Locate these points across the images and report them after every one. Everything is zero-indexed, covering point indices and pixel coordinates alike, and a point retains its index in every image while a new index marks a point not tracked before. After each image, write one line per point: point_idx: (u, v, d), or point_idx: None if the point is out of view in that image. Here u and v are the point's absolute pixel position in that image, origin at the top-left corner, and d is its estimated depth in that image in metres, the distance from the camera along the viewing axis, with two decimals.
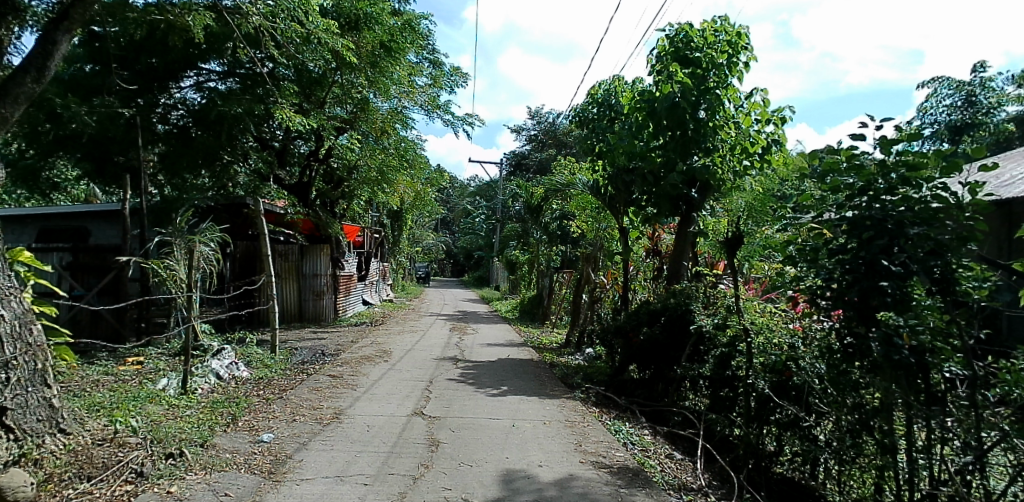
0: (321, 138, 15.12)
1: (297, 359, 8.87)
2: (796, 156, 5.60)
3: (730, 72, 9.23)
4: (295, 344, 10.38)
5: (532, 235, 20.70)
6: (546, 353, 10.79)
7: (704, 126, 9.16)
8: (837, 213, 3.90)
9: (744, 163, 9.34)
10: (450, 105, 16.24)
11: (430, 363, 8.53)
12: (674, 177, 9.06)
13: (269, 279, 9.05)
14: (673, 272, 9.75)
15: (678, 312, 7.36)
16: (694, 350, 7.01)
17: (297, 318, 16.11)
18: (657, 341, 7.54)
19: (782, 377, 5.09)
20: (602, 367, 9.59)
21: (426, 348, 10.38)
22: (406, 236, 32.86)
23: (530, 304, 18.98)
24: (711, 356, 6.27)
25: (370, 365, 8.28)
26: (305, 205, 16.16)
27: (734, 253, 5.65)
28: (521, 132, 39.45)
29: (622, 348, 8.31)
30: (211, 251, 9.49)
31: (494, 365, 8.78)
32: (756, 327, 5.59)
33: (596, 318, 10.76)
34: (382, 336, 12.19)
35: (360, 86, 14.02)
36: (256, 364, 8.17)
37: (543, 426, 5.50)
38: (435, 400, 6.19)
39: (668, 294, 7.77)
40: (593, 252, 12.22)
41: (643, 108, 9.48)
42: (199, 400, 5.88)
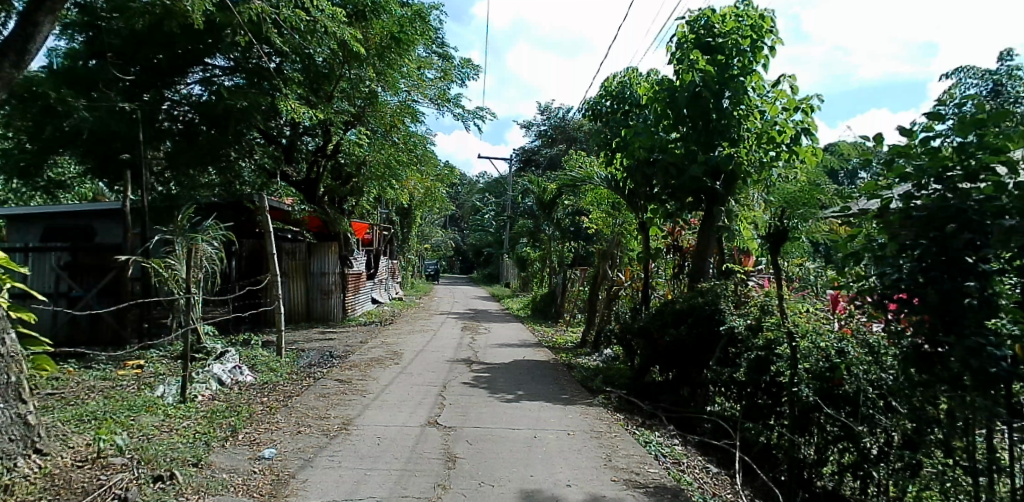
0: (329, 133, 14.78)
1: (304, 361, 8.50)
2: (840, 143, 5.17)
3: (755, 58, 8.77)
4: (302, 346, 10.01)
5: (544, 232, 20.25)
6: (562, 354, 10.37)
7: (727, 116, 8.70)
8: (905, 203, 3.47)
9: (772, 153, 8.83)
10: (460, 99, 15.83)
11: (443, 366, 8.15)
12: (697, 169, 8.62)
13: (274, 278, 8.67)
14: (696, 269, 9.30)
15: (704, 311, 6.93)
16: (725, 352, 6.58)
17: (305, 318, 15.68)
18: (682, 343, 7.12)
19: (830, 385, 4.65)
20: (622, 368, 9.17)
21: (438, 349, 9.99)
22: (414, 233, 32.52)
23: (543, 302, 18.54)
24: (745, 360, 5.84)
25: (380, 368, 7.90)
26: (313, 202, 15.83)
27: (779, 252, 4.96)
28: (530, 127, 38.94)
29: (645, 350, 7.88)
30: (214, 249, 9.13)
31: (510, 367, 8.38)
32: (799, 330, 5.14)
33: (614, 317, 10.31)
34: (392, 336, 11.81)
35: (368, 79, 13.67)
36: (261, 367, 7.81)
37: (568, 437, 5.09)
38: (450, 408, 5.79)
39: (693, 293, 7.34)
40: (610, 248, 11.79)
41: (662, 98, 9.06)
42: (198, 409, 5.51)
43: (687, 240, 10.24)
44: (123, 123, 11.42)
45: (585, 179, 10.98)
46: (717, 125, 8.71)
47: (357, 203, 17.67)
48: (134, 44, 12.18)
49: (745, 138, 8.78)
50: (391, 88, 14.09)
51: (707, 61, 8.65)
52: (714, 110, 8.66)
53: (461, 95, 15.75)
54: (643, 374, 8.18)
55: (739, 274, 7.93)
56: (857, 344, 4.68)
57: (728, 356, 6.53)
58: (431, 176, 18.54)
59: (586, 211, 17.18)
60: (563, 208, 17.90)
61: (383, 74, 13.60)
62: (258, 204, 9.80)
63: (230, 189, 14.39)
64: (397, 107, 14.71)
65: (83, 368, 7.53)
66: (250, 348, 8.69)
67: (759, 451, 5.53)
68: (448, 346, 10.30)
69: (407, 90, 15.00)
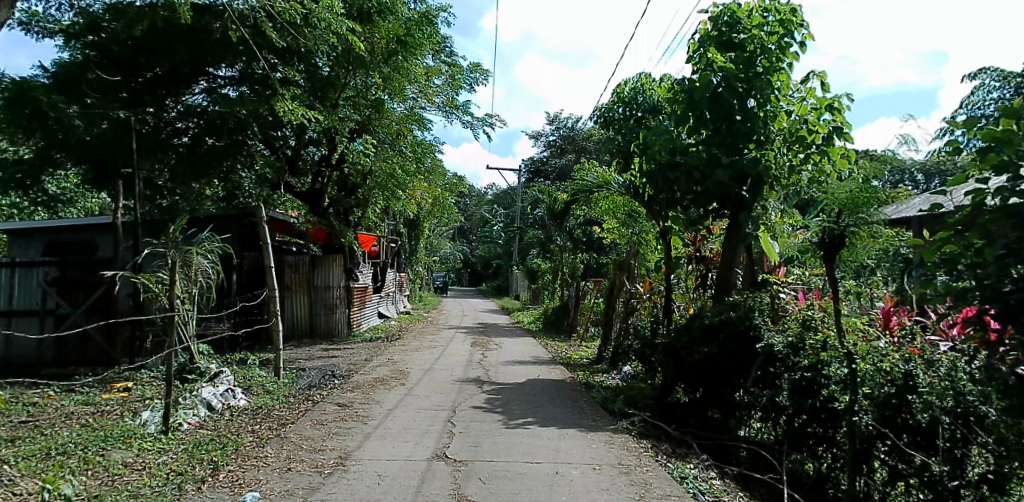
0: (334, 142, 14.36)
1: (303, 383, 7.94)
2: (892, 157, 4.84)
3: (783, 55, 8.26)
4: (302, 365, 9.45)
5: (555, 242, 19.70)
6: (578, 371, 9.77)
7: (752, 116, 8.15)
8: (1001, 201, 3.02)
9: (801, 156, 8.21)
10: (469, 106, 15.38)
11: (452, 386, 7.59)
12: (723, 174, 8.04)
13: (272, 293, 8.14)
14: (723, 282, 8.65)
15: (737, 328, 6.27)
16: (763, 372, 5.93)
17: (308, 334, 15.05)
18: (715, 362, 6.43)
19: (896, 413, 4.03)
20: (644, 388, 8.56)
21: (446, 367, 9.40)
22: (423, 246, 32.07)
23: (554, 315, 17.94)
24: (788, 382, 5.23)
25: (384, 390, 7.33)
26: (318, 214, 15.38)
27: (834, 262, 4.59)
28: (539, 137, 38.53)
29: (670, 368, 7.28)
30: (210, 262, 8.61)
31: (523, 387, 7.80)
32: (857, 351, 4.54)
33: (633, 332, 9.69)
34: (399, 353, 11.25)
35: (375, 86, 13.26)
36: (257, 390, 7.27)
37: (593, 472, 4.48)
38: (460, 438, 5.21)
39: (724, 306, 6.69)
40: (627, 258, 11.22)
41: (683, 99, 8.53)
42: (179, 442, 4.96)
43: (711, 249, 9.57)
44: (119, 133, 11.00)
45: (600, 186, 10.40)
46: (741, 128, 8.16)
47: (363, 215, 17.18)
48: (131, 52, 11.83)
49: (772, 138, 8.21)
50: (397, 94, 13.66)
51: (729, 58, 8.16)
52: (737, 110, 8.13)
53: (470, 102, 15.30)
54: (668, 395, 7.51)
55: (771, 286, 7.34)
56: (927, 366, 4.07)
57: (768, 378, 5.88)
58: (440, 185, 18.06)
59: (598, 220, 16.63)
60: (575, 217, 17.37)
61: (389, 79, 13.16)
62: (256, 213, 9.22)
63: (231, 200, 14.00)
64: (404, 115, 14.29)
65: (65, 392, 7.02)
66: (246, 369, 8.16)
67: (809, 486, 4.89)
68: (457, 364, 9.74)
69: (414, 96, 14.57)
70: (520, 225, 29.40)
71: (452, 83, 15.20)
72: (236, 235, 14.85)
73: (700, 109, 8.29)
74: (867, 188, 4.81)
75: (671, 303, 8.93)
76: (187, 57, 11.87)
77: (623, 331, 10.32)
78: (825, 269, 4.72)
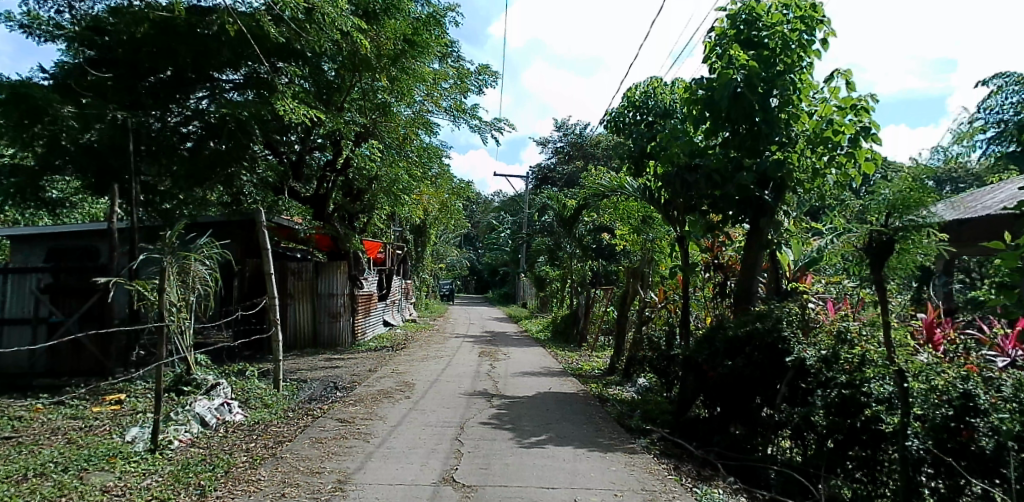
0: (339, 146, 14.07)
1: (303, 395, 7.57)
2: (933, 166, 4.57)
3: (805, 53, 7.90)
4: (303, 376, 9.09)
5: (563, 249, 19.32)
6: (591, 384, 9.38)
7: (774, 116, 7.77)
8: None
9: (826, 158, 7.80)
10: (477, 110, 15.07)
11: (460, 400, 7.22)
12: (744, 177, 7.66)
13: (271, 302, 7.79)
14: (744, 291, 8.20)
15: (766, 341, 5.86)
16: (794, 388, 5.52)
17: (311, 343, 14.68)
18: (741, 378, 6.00)
19: (957, 438, 3.64)
20: (660, 401, 8.17)
21: (453, 378, 9.02)
22: (429, 253, 31.80)
23: (564, 323, 17.53)
24: (826, 400, 4.83)
25: (388, 404, 6.95)
26: (322, 220, 15.08)
27: (882, 268, 4.35)
28: (547, 143, 38.22)
29: (691, 382, 6.88)
30: (208, 269, 8.27)
31: (535, 401, 7.40)
32: (907, 369, 4.13)
33: (648, 343, 9.28)
34: (404, 363, 10.88)
35: (381, 89, 12.98)
36: (255, 403, 6.93)
37: (615, 500, 4.09)
38: (469, 459, 4.83)
39: (748, 318, 6.27)
40: (641, 266, 10.84)
41: (700, 100, 8.17)
42: (166, 462, 4.60)
43: (730, 256, 9.15)
44: (118, 136, 10.73)
45: (614, 191, 10.03)
46: (763, 130, 7.79)
47: (369, 221, 16.85)
48: (133, 55, 11.58)
49: (795, 140, 7.83)
50: (404, 97, 13.37)
51: (750, 56, 7.79)
52: (758, 111, 7.76)
53: (478, 105, 14.98)
54: (687, 412, 7.08)
55: (796, 296, 6.95)
56: (987, 386, 3.68)
57: (800, 395, 5.46)
58: (447, 191, 17.74)
59: (609, 226, 16.29)
60: (585, 223, 16.99)
61: (396, 81, 12.87)
62: (256, 219, 8.87)
63: (234, 206, 13.71)
64: (410, 118, 13.98)
65: (54, 405, 6.69)
66: (245, 380, 7.82)
67: None
68: (465, 375, 9.37)
69: (421, 99, 14.26)
70: (528, 232, 29.04)
71: (460, 86, 14.89)
72: (238, 242, 14.53)
73: (720, 110, 7.93)
74: (915, 191, 4.41)
75: (688, 314, 8.52)
76: (190, 60, 11.61)
77: (637, 342, 9.90)
78: (874, 277, 4.44)
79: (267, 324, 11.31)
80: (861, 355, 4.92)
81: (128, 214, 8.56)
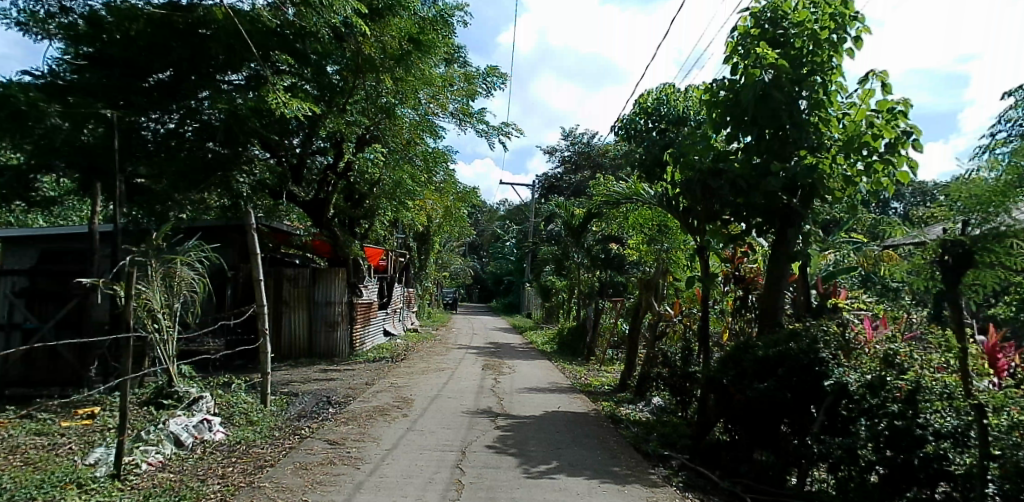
0: (340, 148, 13.56)
1: (292, 412, 7.03)
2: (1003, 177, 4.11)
3: (835, 52, 7.39)
4: (295, 389, 8.56)
5: (571, 259, 18.77)
6: (601, 402, 8.80)
7: (804, 119, 7.28)
8: None
9: (860, 166, 7.24)
10: (484, 114, 14.57)
11: (462, 419, 6.66)
12: (772, 183, 7.12)
13: (260, 311, 7.27)
14: (769, 307, 7.61)
15: (801, 362, 5.27)
16: (834, 416, 4.94)
17: (307, 353, 14.10)
18: (772, 404, 5.42)
19: None
20: (676, 424, 7.58)
21: (455, 394, 8.46)
22: (432, 260, 31.36)
23: (571, 336, 16.91)
24: (883, 435, 4.25)
25: (383, 423, 6.39)
26: (322, 225, 14.56)
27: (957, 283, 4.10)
28: (554, 152, 37.78)
29: (715, 405, 6.29)
30: (197, 274, 7.75)
31: (542, 422, 6.84)
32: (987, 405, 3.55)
33: (662, 359, 8.71)
34: (403, 376, 10.31)
35: (386, 90, 12.46)
36: (239, 419, 6.39)
37: None
38: (470, 492, 4.27)
39: (780, 337, 5.69)
40: (655, 277, 10.28)
41: (722, 102, 7.70)
42: (124, 492, 4.06)
43: (750, 269, 8.57)
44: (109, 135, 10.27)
45: (627, 199, 9.49)
46: (791, 133, 7.28)
47: (371, 228, 16.35)
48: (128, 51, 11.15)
49: (826, 145, 7.32)
50: (409, 98, 12.89)
51: (778, 54, 7.31)
52: (786, 112, 7.26)
53: (485, 109, 14.49)
54: (708, 437, 6.50)
55: (827, 313, 6.42)
56: None
57: (840, 424, 4.88)
58: (452, 198, 17.24)
59: (618, 236, 15.73)
60: (593, 233, 16.45)
61: (401, 81, 12.37)
62: (247, 221, 8.31)
63: (231, 209, 13.22)
64: (414, 121, 13.35)
65: (21, 419, 6.20)
66: (230, 394, 7.29)
67: None
68: (467, 390, 8.82)
69: (426, 101, 13.78)
70: (533, 241, 28.53)
71: (467, 89, 14.42)
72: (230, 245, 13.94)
73: (745, 111, 7.45)
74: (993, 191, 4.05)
75: (707, 328, 7.93)
76: (187, 58, 11.17)
77: (650, 358, 9.33)
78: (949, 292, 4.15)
79: (256, 334, 10.78)
80: (919, 381, 4.34)
81: (112, 217, 7.92)
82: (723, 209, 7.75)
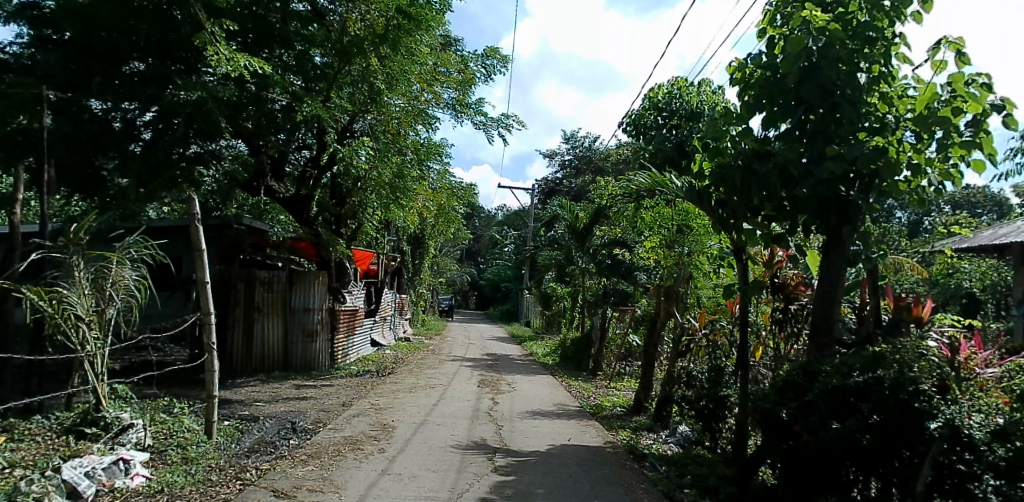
0: (323, 140, 12.31)
1: (244, 445, 5.78)
2: None
3: (899, 15, 6.11)
4: (257, 412, 7.30)
5: (574, 264, 17.57)
6: (617, 430, 7.55)
7: (862, 97, 6.09)
8: None
9: (929, 152, 5.98)
10: (482, 105, 13.38)
11: (451, 458, 5.39)
12: (830, 172, 5.85)
13: (206, 319, 6.01)
14: (822, 320, 6.32)
15: (892, 399, 4.03)
16: (943, 472, 3.74)
17: (282, 366, 12.78)
18: (855, 450, 4.13)
19: None
20: (707, 459, 6.35)
21: (445, 420, 7.20)
22: (427, 267, 30.26)
23: (574, 348, 15.65)
24: None
25: (353, 462, 5.14)
26: (303, 224, 13.29)
27: None
28: (554, 156, 36.81)
29: (768, 445, 4.99)
30: (137, 276, 6.42)
31: (547, 460, 5.58)
32: None
33: (687, 379, 7.45)
34: (386, 395, 9.05)
35: (374, 73, 11.21)
36: (174, 456, 5.13)
37: None
38: None
39: (855, 363, 4.44)
40: (675, 285, 9.08)
41: (761, 81, 6.54)
42: None
43: (791, 275, 7.27)
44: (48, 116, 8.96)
45: (647, 194, 8.24)
46: (848, 113, 6.04)
47: (359, 228, 15.09)
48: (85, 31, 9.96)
49: (888, 127, 6.09)
50: (399, 84, 11.50)
51: (829, 15, 6.06)
52: (841, 88, 6.09)
53: (483, 99, 13.29)
54: (752, 483, 5.24)
55: (906, 330, 5.18)
56: None
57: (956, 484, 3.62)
58: (447, 197, 16.03)
59: (627, 240, 14.49)
60: (598, 236, 15.31)
61: (391, 64, 11.11)
62: (192, 210, 6.98)
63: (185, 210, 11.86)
64: (405, 110, 12.03)
65: None
66: (171, 421, 6.03)
67: None
68: (459, 415, 7.56)
69: (419, 89, 12.51)
70: (533, 246, 27.43)
71: (463, 78, 13.20)
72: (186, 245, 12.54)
73: (790, 88, 6.29)
74: None
75: (748, 345, 6.57)
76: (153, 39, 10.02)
77: (672, 378, 8.09)
78: None
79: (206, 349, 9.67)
80: None
81: (40, 211, 6.68)
82: (764, 206, 6.52)
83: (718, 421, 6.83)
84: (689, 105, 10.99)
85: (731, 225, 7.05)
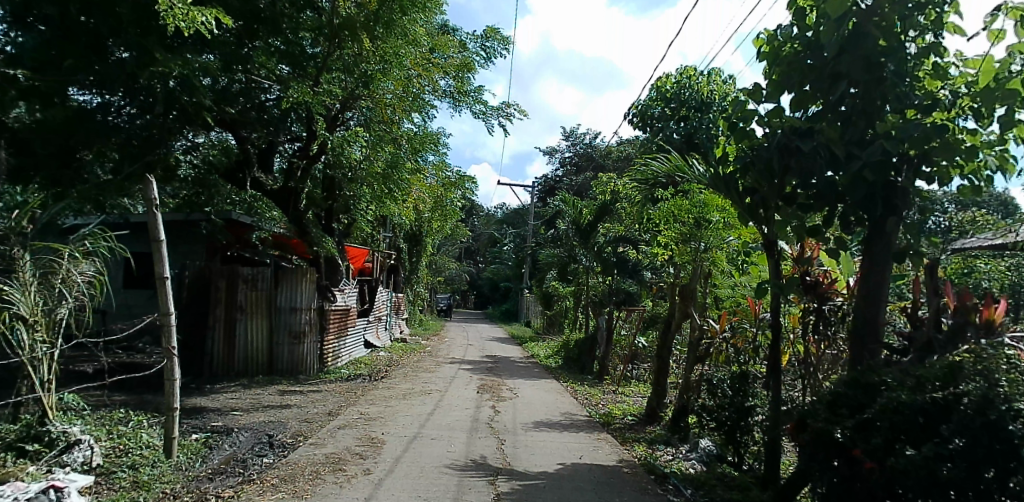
0: (313, 129, 11.57)
1: (210, 464, 5.07)
2: None
3: None
4: (232, 424, 6.57)
5: (577, 262, 16.86)
6: (632, 444, 6.84)
7: (911, 68, 5.33)
8: None
9: (987, 133, 5.22)
10: (481, 93, 12.67)
11: (446, 481, 4.69)
12: (877, 154, 5.11)
13: (165, 321, 5.29)
14: (862, 323, 5.60)
15: (978, 420, 3.33)
16: None
17: (267, 369, 12.07)
18: (929, 483, 3.41)
19: None
20: (735, 479, 5.64)
21: (440, 433, 6.48)
22: (424, 266, 29.61)
23: (578, 350, 14.95)
24: None
25: (331, 486, 4.45)
26: (291, 218, 12.56)
27: None
28: (554, 153, 36.15)
29: (812, 470, 4.26)
30: (93, 272, 5.68)
31: (559, 485, 4.85)
32: None
33: (707, 387, 6.74)
34: (377, 402, 8.31)
35: (366, 57, 10.48)
36: (125, 480, 4.42)
37: None
38: None
39: (923, 375, 3.75)
40: (690, 285, 8.36)
41: (795, 52, 5.77)
42: None
43: (824, 272, 6.53)
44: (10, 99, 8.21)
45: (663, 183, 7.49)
46: (896, 88, 5.30)
47: (351, 224, 14.35)
48: None
49: (941, 104, 5.35)
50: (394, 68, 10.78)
51: None
52: (888, 58, 5.32)
53: (482, 87, 12.59)
54: None
55: (972, 336, 4.49)
56: None
57: None
58: (444, 192, 15.32)
59: (634, 236, 13.78)
60: (603, 233, 14.60)
61: (384, 46, 10.38)
62: (153, 200, 6.22)
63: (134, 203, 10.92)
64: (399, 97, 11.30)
65: None
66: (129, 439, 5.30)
67: None
68: (455, 427, 6.85)
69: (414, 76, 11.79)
70: (534, 244, 26.78)
71: (461, 64, 12.47)
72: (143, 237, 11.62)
73: (828, 59, 5.53)
74: None
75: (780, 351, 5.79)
76: None
77: (689, 386, 7.37)
78: None
79: None
80: None
81: None
82: (799, 195, 5.77)
83: (743, 433, 6.12)
84: (700, 94, 10.18)
85: (758, 216, 6.31)
